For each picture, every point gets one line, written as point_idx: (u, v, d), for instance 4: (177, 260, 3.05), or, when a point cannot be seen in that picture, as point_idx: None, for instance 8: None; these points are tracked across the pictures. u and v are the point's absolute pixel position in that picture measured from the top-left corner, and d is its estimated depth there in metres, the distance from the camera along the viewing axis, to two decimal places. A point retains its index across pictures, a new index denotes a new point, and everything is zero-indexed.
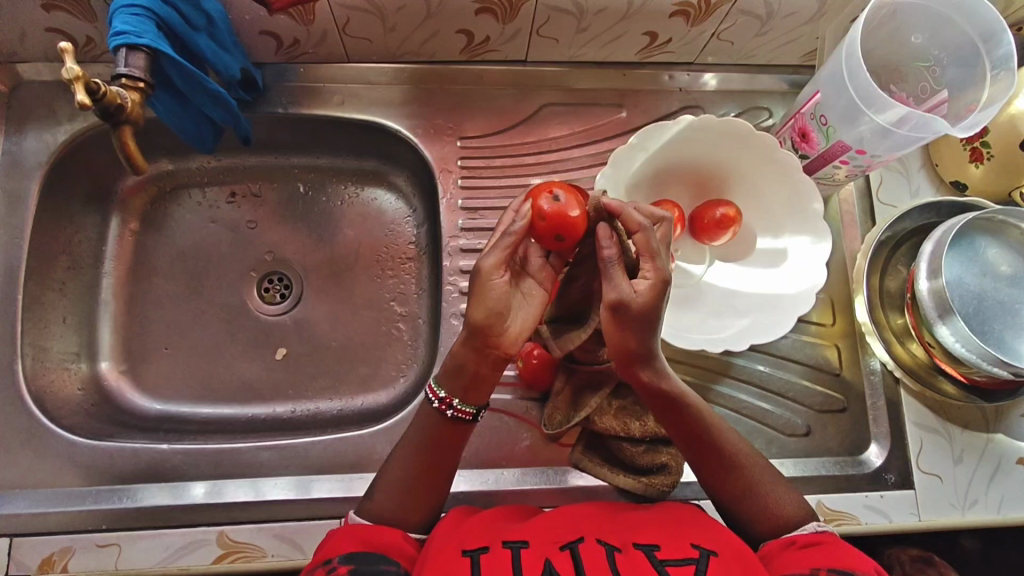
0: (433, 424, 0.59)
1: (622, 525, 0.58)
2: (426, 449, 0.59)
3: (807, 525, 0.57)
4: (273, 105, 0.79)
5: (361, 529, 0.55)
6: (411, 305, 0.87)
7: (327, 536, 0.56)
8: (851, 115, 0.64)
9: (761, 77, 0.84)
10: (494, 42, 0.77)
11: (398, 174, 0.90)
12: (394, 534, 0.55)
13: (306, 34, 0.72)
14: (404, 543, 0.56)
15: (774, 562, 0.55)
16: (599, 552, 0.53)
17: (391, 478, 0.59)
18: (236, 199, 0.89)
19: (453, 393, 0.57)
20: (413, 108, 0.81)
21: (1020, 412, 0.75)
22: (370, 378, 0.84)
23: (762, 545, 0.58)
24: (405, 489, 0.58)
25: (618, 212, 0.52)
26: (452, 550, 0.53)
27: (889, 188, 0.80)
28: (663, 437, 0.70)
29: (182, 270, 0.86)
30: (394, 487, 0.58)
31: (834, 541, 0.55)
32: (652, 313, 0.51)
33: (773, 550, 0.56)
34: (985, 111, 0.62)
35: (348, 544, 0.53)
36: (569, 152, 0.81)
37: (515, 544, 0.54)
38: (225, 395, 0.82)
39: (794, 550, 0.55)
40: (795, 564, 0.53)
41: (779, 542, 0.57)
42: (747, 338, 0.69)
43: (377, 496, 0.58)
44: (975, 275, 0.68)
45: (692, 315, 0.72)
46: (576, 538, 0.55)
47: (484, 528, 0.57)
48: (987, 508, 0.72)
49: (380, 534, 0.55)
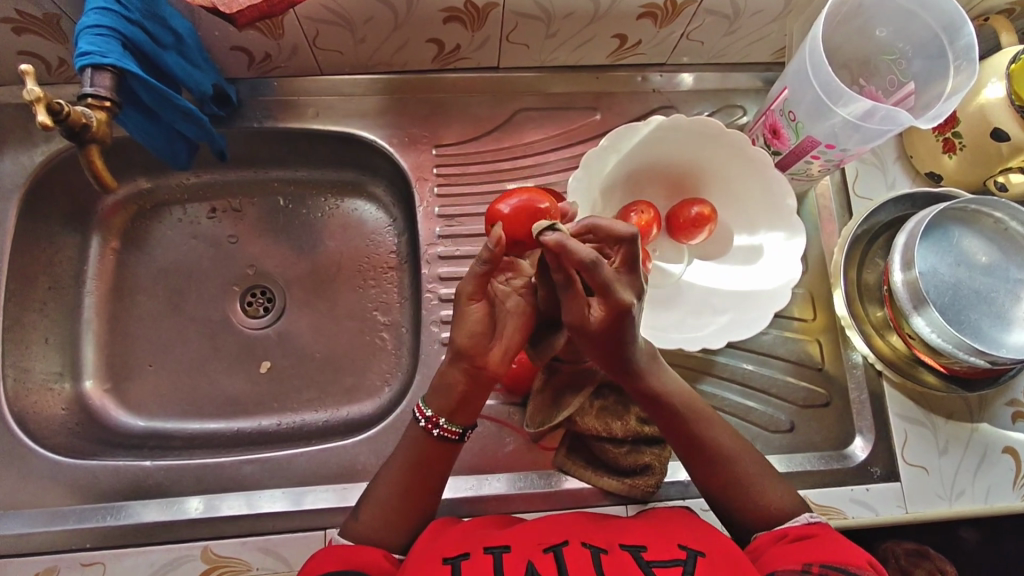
0: (415, 442, 0.59)
1: (608, 529, 0.58)
2: (413, 464, 0.59)
3: (798, 518, 0.57)
4: (248, 120, 0.79)
5: (340, 550, 0.55)
6: (393, 314, 0.87)
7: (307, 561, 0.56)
8: (820, 112, 0.64)
9: (733, 76, 0.84)
10: (465, 50, 0.77)
11: (376, 184, 0.90)
12: (378, 552, 0.56)
13: (277, 49, 0.73)
14: (384, 560, 0.55)
15: (762, 558, 0.55)
16: (584, 555, 0.53)
17: (377, 497, 0.59)
18: (216, 214, 0.90)
19: (439, 411, 0.57)
20: (388, 118, 0.81)
21: (1004, 401, 0.75)
22: (354, 388, 0.84)
23: (754, 536, 0.58)
24: (390, 505, 0.58)
25: (560, 248, 0.47)
26: (433, 559, 0.53)
27: (865, 180, 0.81)
28: (645, 438, 0.71)
29: (164, 286, 0.87)
30: (380, 506, 0.58)
31: (826, 533, 0.55)
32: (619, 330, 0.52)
33: (762, 545, 0.56)
34: (949, 101, 0.62)
35: (330, 563, 0.54)
36: (546, 155, 0.82)
37: (496, 549, 0.54)
38: (210, 411, 0.83)
39: (783, 544, 0.54)
40: (783, 557, 0.53)
41: (769, 537, 0.56)
42: (727, 335, 0.69)
43: (366, 518, 0.58)
44: (950, 265, 0.68)
45: (671, 314, 0.72)
46: (561, 541, 0.55)
47: (465, 536, 0.57)
48: (973, 498, 0.72)
49: (363, 550, 0.55)
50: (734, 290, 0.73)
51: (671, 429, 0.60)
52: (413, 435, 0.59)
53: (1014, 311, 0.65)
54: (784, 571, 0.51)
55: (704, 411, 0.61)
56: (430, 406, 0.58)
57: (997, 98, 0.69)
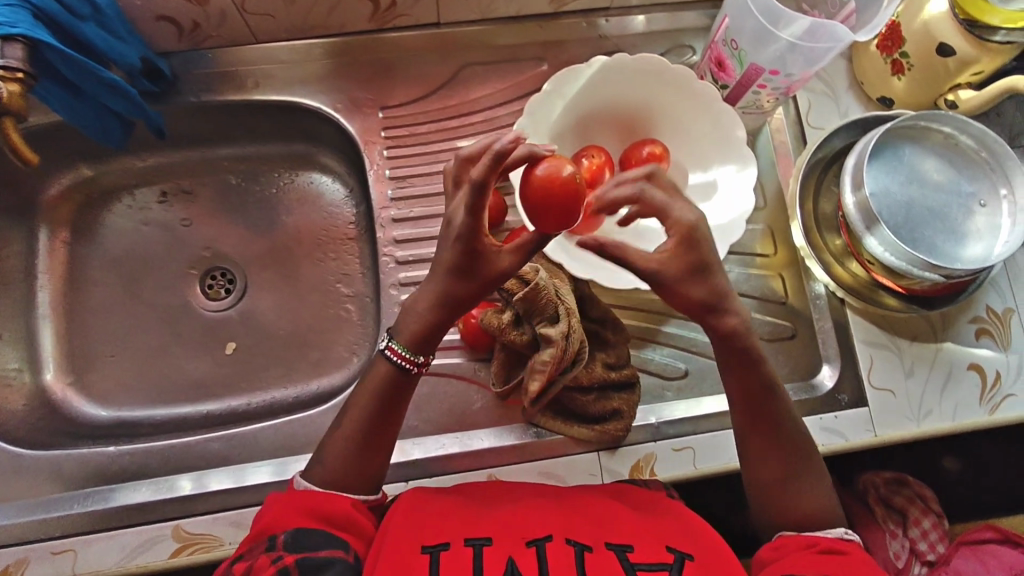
0: (395, 388, 0.59)
1: (595, 518, 0.57)
2: (385, 405, 0.59)
3: (832, 531, 0.56)
4: (184, 95, 0.76)
5: (308, 499, 0.53)
6: (357, 285, 0.87)
7: (271, 502, 0.55)
8: (760, 38, 0.63)
9: (682, 15, 0.83)
10: (401, 6, 0.75)
11: (328, 155, 0.89)
12: (347, 503, 0.55)
13: (204, 16, 0.70)
14: (353, 511, 0.55)
15: (782, 557, 0.54)
16: (568, 553, 0.52)
17: (346, 444, 0.58)
18: (167, 198, 0.88)
19: (429, 354, 0.59)
20: (331, 83, 0.79)
21: (966, 319, 0.76)
22: (322, 362, 0.84)
23: (779, 535, 0.57)
24: (360, 452, 0.58)
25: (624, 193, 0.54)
26: (409, 545, 0.52)
27: (819, 110, 0.80)
28: (613, 384, 0.71)
29: (119, 275, 0.86)
30: (350, 453, 0.58)
31: (859, 552, 0.53)
32: (685, 263, 0.53)
33: (785, 546, 0.55)
34: (887, 13, 0.61)
35: (298, 519, 0.52)
36: (495, 110, 0.80)
37: (477, 542, 0.52)
38: (176, 396, 0.82)
39: (811, 552, 0.53)
40: (805, 563, 0.52)
41: (799, 540, 0.55)
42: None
43: (335, 467, 0.57)
44: (902, 183, 0.67)
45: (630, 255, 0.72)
46: (545, 535, 0.54)
47: (440, 521, 0.55)
48: (941, 416, 0.73)
49: (336, 505, 0.54)
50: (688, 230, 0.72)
51: (748, 405, 0.59)
52: (391, 380, 0.59)
53: (967, 225, 0.65)
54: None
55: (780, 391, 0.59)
56: (418, 352, 0.59)
57: (940, 13, 0.68)
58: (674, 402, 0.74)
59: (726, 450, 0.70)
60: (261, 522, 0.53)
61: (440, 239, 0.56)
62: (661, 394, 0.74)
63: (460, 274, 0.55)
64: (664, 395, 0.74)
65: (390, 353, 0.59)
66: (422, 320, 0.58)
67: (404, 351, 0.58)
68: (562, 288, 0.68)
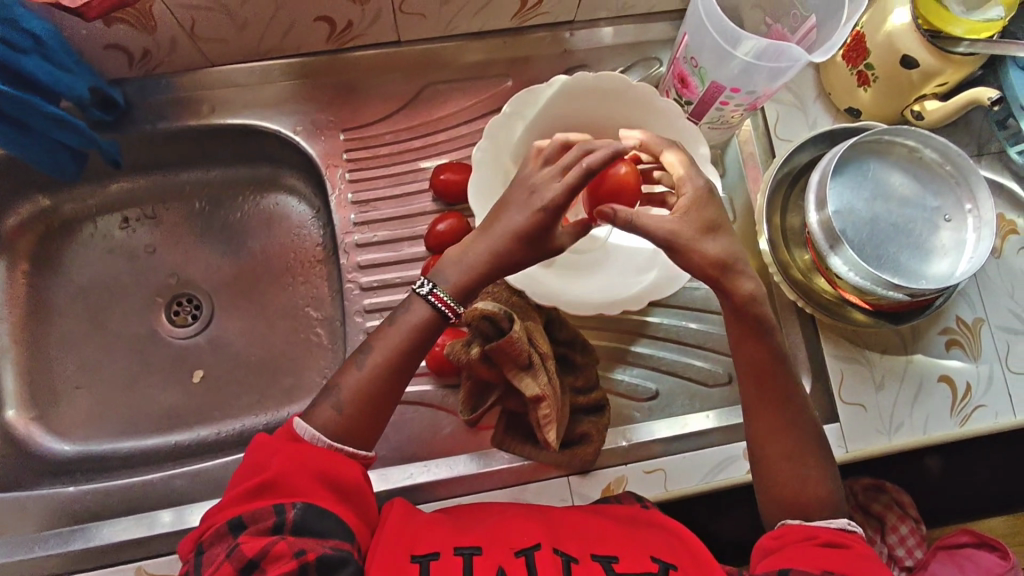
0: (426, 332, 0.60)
1: (581, 528, 0.59)
2: (411, 353, 0.60)
3: (833, 520, 0.58)
4: (139, 124, 0.75)
5: (319, 466, 0.54)
6: (326, 308, 0.86)
7: (275, 451, 0.55)
8: (719, 56, 0.62)
9: (649, 25, 0.81)
10: (359, 27, 0.73)
11: (293, 177, 0.87)
12: (356, 468, 0.57)
13: (154, 44, 0.69)
14: (363, 482, 0.57)
15: (784, 549, 0.56)
16: (554, 563, 0.53)
17: (360, 387, 0.58)
18: (130, 224, 0.87)
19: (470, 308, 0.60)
20: (291, 106, 0.78)
21: (936, 330, 0.76)
22: (294, 388, 0.83)
23: (781, 523, 0.59)
24: (372, 401, 0.59)
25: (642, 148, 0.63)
26: (399, 552, 0.53)
27: (786, 123, 0.79)
28: (582, 407, 0.71)
29: (83, 306, 0.84)
30: (361, 398, 0.58)
31: (860, 547, 0.55)
32: (701, 221, 0.56)
33: (787, 537, 0.57)
34: (842, 30, 0.60)
35: (311, 495, 0.53)
36: (460, 128, 0.79)
37: (466, 550, 0.54)
38: (145, 427, 0.81)
39: (810, 545, 0.55)
40: (802, 558, 0.54)
41: (798, 532, 0.57)
42: (651, 293, 0.67)
43: (347, 409, 0.58)
44: (865, 200, 0.66)
45: (596, 280, 0.70)
46: (533, 543, 0.55)
47: (432, 530, 0.57)
48: (912, 429, 0.73)
49: (344, 471, 0.55)
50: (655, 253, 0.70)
51: (757, 382, 0.60)
52: (431, 325, 0.59)
53: (931, 241, 0.65)
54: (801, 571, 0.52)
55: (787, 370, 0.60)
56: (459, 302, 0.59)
57: (902, 25, 0.67)
58: (643, 423, 0.73)
59: (698, 470, 0.70)
60: (268, 477, 0.53)
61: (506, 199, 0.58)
62: (631, 415, 0.74)
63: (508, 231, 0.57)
64: (634, 416, 0.74)
65: (432, 299, 0.59)
66: (470, 269, 0.58)
67: (450, 300, 0.58)
68: (534, 331, 0.64)
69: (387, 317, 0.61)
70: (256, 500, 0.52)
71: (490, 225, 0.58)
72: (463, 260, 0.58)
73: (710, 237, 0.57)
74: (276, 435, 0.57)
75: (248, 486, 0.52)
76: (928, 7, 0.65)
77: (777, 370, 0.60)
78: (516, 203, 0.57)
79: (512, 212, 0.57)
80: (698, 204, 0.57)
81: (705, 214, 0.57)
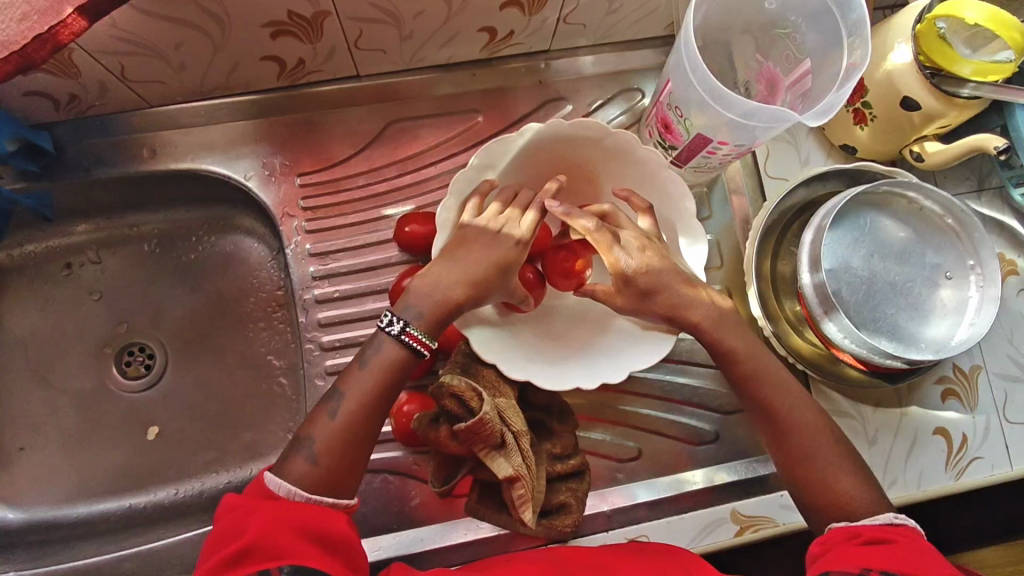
0: (403, 368, 0.55)
1: (591, 566, 0.54)
2: (387, 396, 0.54)
3: (879, 515, 0.53)
4: (73, 169, 0.69)
5: (296, 518, 0.47)
6: (289, 356, 0.80)
7: (249, 511, 0.47)
8: (703, 109, 0.57)
9: (630, 54, 0.75)
10: (312, 64, 0.67)
11: (248, 217, 0.81)
12: (341, 519, 0.50)
13: (81, 88, 0.63)
14: (349, 531, 0.49)
15: (826, 556, 0.51)
16: None
17: (336, 435, 0.52)
18: (73, 269, 0.80)
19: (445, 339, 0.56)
20: (241, 147, 0.72)
21: (932, 380, 0.72)
22: (256, 444, 0.77)
23: (828, 527, 0.54)
24: (350, 449, 0.52)
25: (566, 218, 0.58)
26: None
27: (777, 159, 0.74)
28: (559, 475, 0.65)
29: (24, 360, 0.78)
30: (337, 449, 0.52)
31: (907, 539, 0.50)
32: (630, 288, 0.57)
33: (830, 541, 0.52)
34: (838, 92, 0.55)
35: (296, 551, 0.45)
36: (427, 169, 0.73)
37: None
38: (96, 491, 0.75)
39: (853, 545, 0.50)
40: (845, 557, 0.49)
41: (841, 534, 0.52)
42: (601, 376, 0.59)
43: (324, 460, 0.51)
44: (862, 257, 0.62)
45: (561, 347, 0.62)
46: None
47: None
48: (906, 485, 0.69)
49: (328, 524, 0.48)
50: (625, 326, 0.62)
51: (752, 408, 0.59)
52: (404, 365, 0.54)
53: (930, 301, 0.61)
54: (840, 573, 0.48)
55: (788, 383, 0.58)
56: (435, 338, 0.55)
57: (904, 64, 0.62)
58: (625, 486, 0.70)
59: (683, 535, 0.66)
60: (243, 541, 0.44)
61: (475, 216, 0.58)
62: (612, 477, 0.70)
63: (469, 282, 0.55)
64: (616, 478, 0.70)
65: (408, 339, 0.54)
66: (422, 325, 0.55)
67: (424, 337, 0.54)
68: (508, 410, 0.59)
69: (356, 355, 0.55)
70: (231, 570, 0.43)
71: (451, 254, 0.56)
72: (426, 287, 0.55)
73: (640, 302, 0.57)
74: (246, 495, 0.49)
75: (220, 554, 0.44)
76: (931, 45, 0.60)
77: (768, 395, 0.58)
78: (486, 244, 0.56)
79: (474, 251, 0.56)
80: (641, 272, 0.57)
81: (640, 280, 0.57)
